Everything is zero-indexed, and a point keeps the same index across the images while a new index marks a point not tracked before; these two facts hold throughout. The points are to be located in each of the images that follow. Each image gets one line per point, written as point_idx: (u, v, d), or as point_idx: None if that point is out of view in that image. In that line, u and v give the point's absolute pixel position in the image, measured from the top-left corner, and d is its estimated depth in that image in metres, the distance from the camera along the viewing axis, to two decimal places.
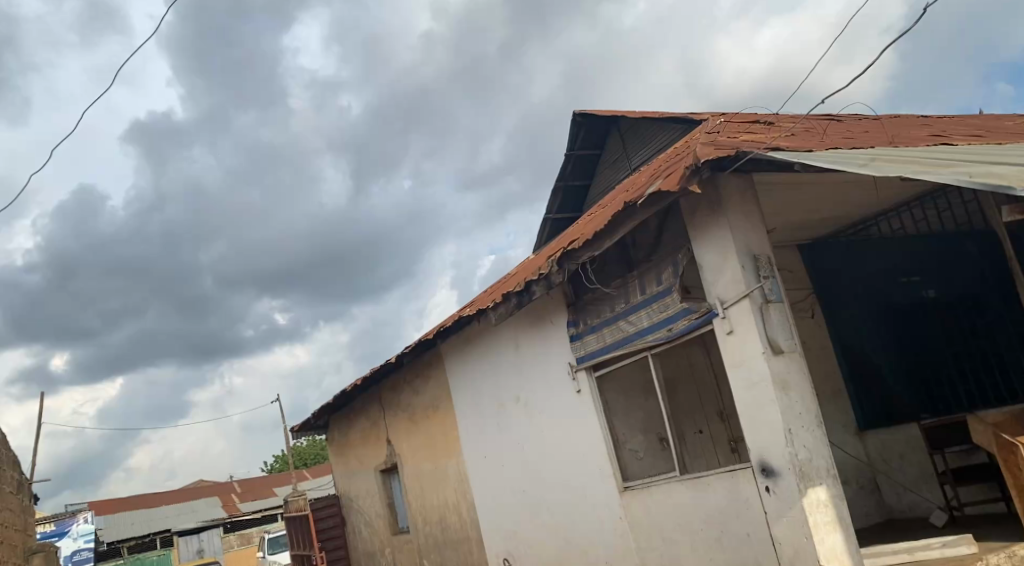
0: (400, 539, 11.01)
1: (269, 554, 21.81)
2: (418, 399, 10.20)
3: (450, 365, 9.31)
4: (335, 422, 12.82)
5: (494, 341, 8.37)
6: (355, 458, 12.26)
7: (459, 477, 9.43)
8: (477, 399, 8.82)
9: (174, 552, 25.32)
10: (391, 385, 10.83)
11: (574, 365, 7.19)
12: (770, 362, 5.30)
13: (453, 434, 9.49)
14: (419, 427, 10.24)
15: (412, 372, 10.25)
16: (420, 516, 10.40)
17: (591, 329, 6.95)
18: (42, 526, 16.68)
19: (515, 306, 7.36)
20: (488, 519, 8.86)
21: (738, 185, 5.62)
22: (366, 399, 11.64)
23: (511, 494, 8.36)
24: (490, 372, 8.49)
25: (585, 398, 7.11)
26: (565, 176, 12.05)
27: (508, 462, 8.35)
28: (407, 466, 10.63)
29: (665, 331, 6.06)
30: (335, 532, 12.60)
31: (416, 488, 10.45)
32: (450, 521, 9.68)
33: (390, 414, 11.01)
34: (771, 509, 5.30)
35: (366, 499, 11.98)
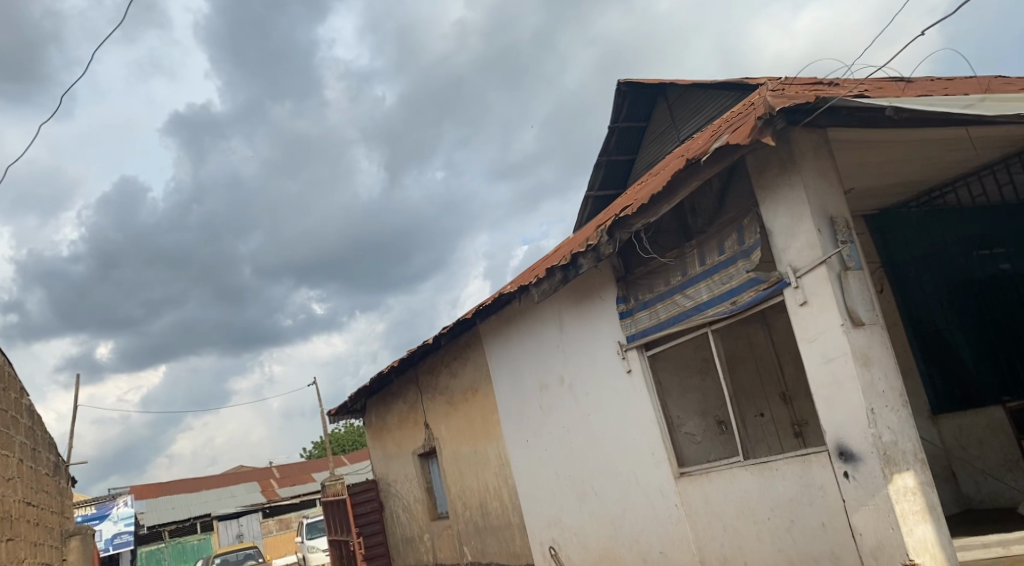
0: (439, 524, 10.70)
1: (308, 539, 21.77)
2: (457, 381, 9.82)
3: (490, 346, 8.88)
4: (372, 406, 12.54)
5: (537, 320, 7.87)
6: (393, 442, 11.97)
7: (501, 461, 9.04)
8: (518, 380, 8.38)
9: (214, 537, 25.72)
10: (429, 366, 10.47)
11: (624, 343, 6.69)
12: (850, 335, 4.78)
13: (493, 417, 9.09)
14: (458, 410, 9.86)
15: (450, 353, 9.86)
16: (460, 502, 10.06)
17: (643, 305, 6.44)
18: (83, 508, 16.78)
19: (558, 282, 6.82)
20: (531, 505, 8.46)
21: (813, 142, 5.11)
22: (404, 381, 11.31)
23: (555, 480, 7.94)
24: (532, 351, 8.04)
25: (636, 378, 6.62)
26: (608, 150, 11.54)
27: (552, 446, 7.91)
28: (446, 450, 10.28)
29: (728, 304, 5.56)
30: (372, 517, 12.34)
31: (455, 473, 10.10)
32: (492, 507, 9.31)
33: (428, 397, 10.66)
34: (851, 497, 4.79)
35: (404, 484, 11.69)
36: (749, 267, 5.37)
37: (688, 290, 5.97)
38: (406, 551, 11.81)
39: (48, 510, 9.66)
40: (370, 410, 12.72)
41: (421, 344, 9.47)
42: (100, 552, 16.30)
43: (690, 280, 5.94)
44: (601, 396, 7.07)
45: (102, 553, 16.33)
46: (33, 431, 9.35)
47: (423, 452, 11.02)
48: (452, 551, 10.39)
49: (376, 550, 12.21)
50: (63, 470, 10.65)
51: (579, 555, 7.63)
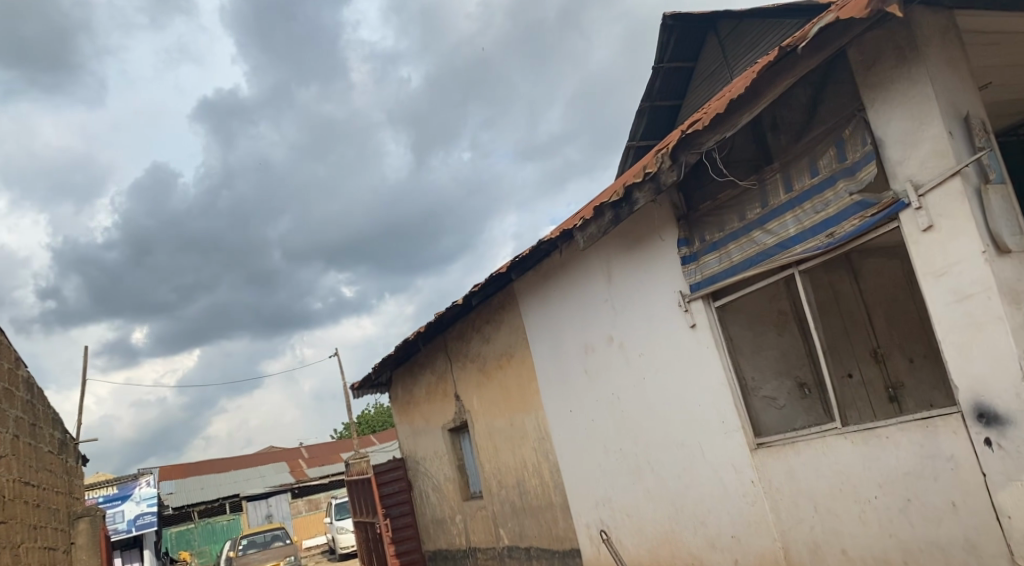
0: (472, 504, 9.86)
1: (336, 520, 21.17)
2: (490, 348, 8.90)
3: (527, 306, 7.95)
4: (399, 378, 11.73)
5: (580, 273, 6.91)
6: (421, 417, 11.13)
7: (541, 435, 8.11)
8: (560, 343, 7.45)
9: (244, 517, 25.20)
10: (459, 333, 9.58)
11: (686, 293, 5.71)
12: (994, 265, 3.74)
13: (531, 385, 8.17)
14: (492, 379, 8.98)
15: (482, 317, 8.94)
16: (495, 481, 9.19)
17: (711, 247, 5.44)
18: (105, 489, 16.28)
19: (609, 224, 5.83)
20: (575, 482, 7.56)
21: (939, 24, 4.04)
22: (432, 350, 10.45)
23: (604, 454, 7.01)
24: (575, 310, 7.10)
25: (701, 335, 5.64)
26: (652, 94, 10.50)
27: (601, 416, 6.98)
28: (478, 423, 9.42)
29: (821, 238, 4.53)
30: (400, 497, 11.56)
31: (489, 449, 9.23)
32: (530, 485, 8.42)
33: (458, 366, 9.79)
34: (994, 470, 3.78)
35: (434, 462, 10.86)
36: (853, 189, 4.35)
37: (769, 224, 4.95)
38: (436, 533, 11.01)
39: (52, 490, 9.11)
40: (397, 382, 11.90)
41: (450, 306, 8.58)
42: (122, 534, 15.80)
43: (773, 213, 4.93)
44: (658, 357, 6.10)
45: (125, 535, 15.83)
46: (33, 406, 8.75)
47: (453, 426, 10.17)
48: (486, 533, 9.55)
49: (405, 533, 11.45)
50: (71, 447, 10.11)
51: (633, 539, 6.71)
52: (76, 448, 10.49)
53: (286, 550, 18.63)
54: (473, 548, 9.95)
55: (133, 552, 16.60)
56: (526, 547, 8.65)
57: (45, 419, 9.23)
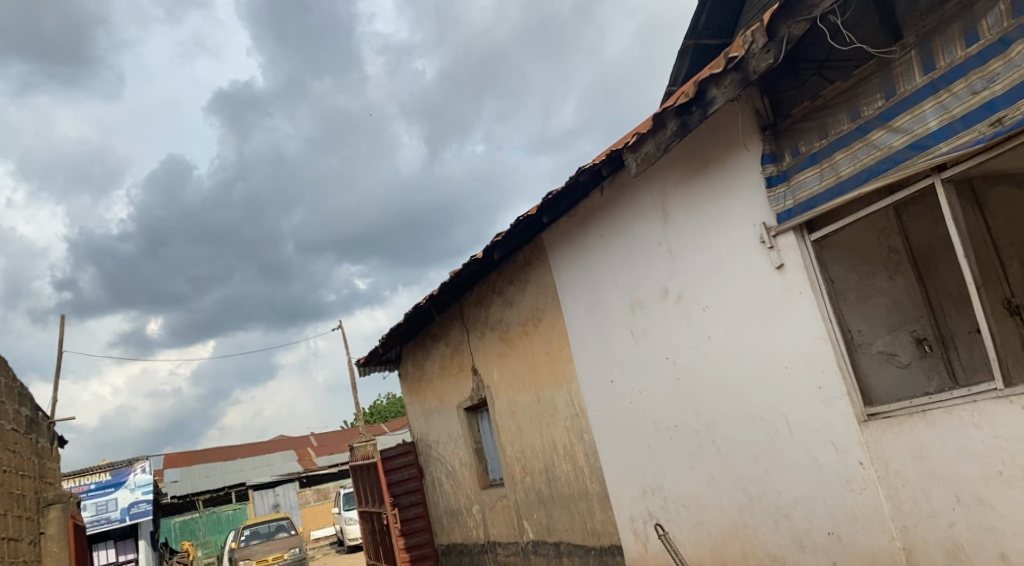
0: (492, 493, 8.71)
1: (344, 510, 20.14)
2: (514, 313, 7.73)
3: (559, 260, 6.74)
4: (410, 353, 10.60)
5: (628, 213, 5.70)
6: (434, 396, 9.98)
7: (574, 411, 6.93)
8: (600, 302, 6.26)
9: (250, 506, 24.22)
10: (478, 298, 8.40)
11: (772, 225, 4.49)
12: None
13: (563, 353, 6.99)
14: (515, 349, 7.81)
15: (505, 278, 7.76)
16: (518, 466, 8.03)
17: (809, 160, 4.21)
18: (97, 475, 15.16)
19: (671, 138, 4.60)
20: (616, 468, 6.39)
21: None
22: (446, 319, 9.29)
23: (654, 432, 5.84)
24: (620, 259, 5.90)
25: (791, 278, 4.41)
26: (697, 30, 9.24)
27: (651, 388, 5.79)
28: (500, 401, 8.26)
29: (983, 127, 3.30)
30: (411, 484, 10.42)
31: (511, 430, 8.07)
32: (559, 472, 7.25)
33: (475, 336, 8.63)
34: None
35: (448, 445, 9.72)
36: None
37: (896, 121, 3.72)
38: (450, 525, 9.87)
39: (15, 474, 8.03)
40: (407, 358, 10.77)
41: (468, 261, 7.38)
42: (116, 523, 14.85)
43: (904, 104, 3.70)
44: (730, 310, 4.89)
45: (119, 524, 14.88)
46: None
47: (470, 404, 9.02)
48: (508, 526, 8.39)
49: (416, 525, 10.33)
50: (42, 426, 9.06)
51: (691, 534, 5.53)
52: (50, 428, 9.43)
53: (292, 541, 17.57)
54: (492, 543, 8.80)
55: (128, 542, 15.55)
56: (555, 543, 7.48)
57: (8, 392, 8.15)
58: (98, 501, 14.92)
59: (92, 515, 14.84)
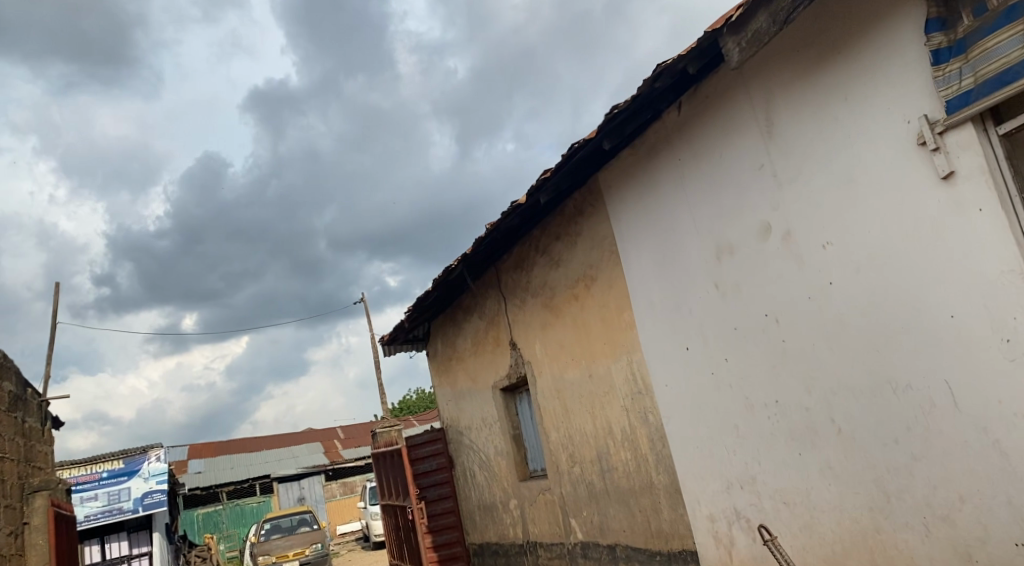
0: (532, 486, 7.58)
1: (370, 504, 19.20)
2: (560, 275, 6.56)
3: (617, 205, 5.56)
4: (439, 328, 9.52)
5: (715, 133, 4.52)
6: (467, 376, 8.87)
7: (635, 387, 5.74)
8: (671, 251, 5.07)
9: (274, 499, 23.37)
10: (518, 260, 7.25)
11: (937, 118, 3.28)
12: None
13: (621, 320, 5.81)
14: (563, 318, 6.67)
15: (551, 233, 6.59)
16: (564, 455, 6.88)
17: (1001, 19, 3.05)
18: (109, 463, 14.29)
19: (795, 4, 3.45)
20: (690, 458, 5.21)
21: None
22: (480, 288, 8.17)
23: (744, 410, 4.64)
24: (702, 193, 4.71)
25: (966, 192, 3.23)
26: None
27: (740, 357, 4.60)
28: (543, 379, 7.12)
29: None
30: (440, 476, 9.35)
31: (557, 411, 6.92)
32: (616, 460, 6.08)
33: (514, 306, 7.51)
34: None
35: (482, 432, 8.61)
36: None
37: None
38: (483, 522, 8.75)
39: None
40: (436, 335, 9.68)
41: (508, 210, 6.20)
42: (129, 514, 13.98)
43: None
44: (865, 243, 3.69)
45: (132, 515, 14.01)
46: None
47: (508, 384, 7.90)
48: (551, 525, 7.23)
49: (444, 521, 9.25)
50: (29, 405, 8.14)
51: (795, 541, 4.34)
52: (42, 408, 8.52)
53: (314, 536, 16.61)
54: (532, 543, 7.65)
55: (143, 534, 14.71)
56: (609, 546, 6.30)
57: None
58: (110, 490, 14.01)
59: (103, 505, 13.87)
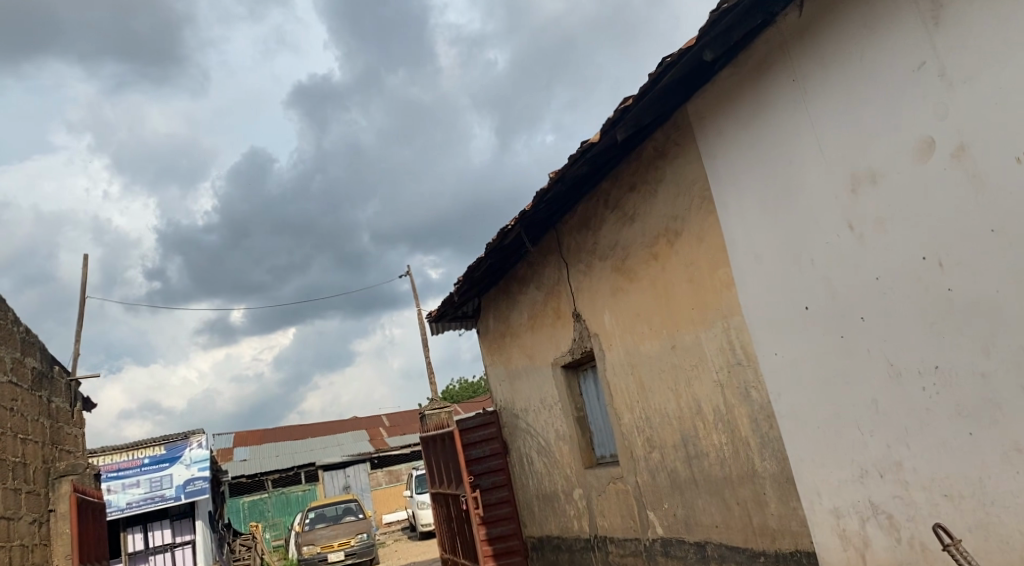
0: (599, 475, 6.73)
1: (416, 494, 18.56)
2: (635, 232, 5.63)
3: (713, 139, 4.68)
4: (491, 303, 8.72)
5: (853, 34, 3.64)
6: (523, 354, 8.04)
7: (733, 357, 4.82)
8: (786, 188, 4.18)
9: (320, 487, 22.95)
10: (582, 219, 6.34)
11: None
12: None
13: (713, 280, 4.88)
14: (636, 282, 5.74)
15: (623, 183, 5.67)
16: (639, 439, 6.02)
17: None
18: (151, 449, 13.82)
19: None
20: (809, 439, 4.30)
21: None
22: (537, 254, 7.30)
23: (888, 380, 3.72)
24: (831, 111, 3.81)
25: None
26: None
27: (883, 313, 3.70)
28: (613, 354, 6.23)
29: None
30: (493, 463, 8.58)
31: (631, 390, 6.04)
32: (708, 444, 5.20)
33: (577, 272, 6.63)
34: None
35: (541, 414, 7.78)
36: None
37: None
38: (543, 514, 7.94)
39: (14, 437, 6.51)
40: (487, 310, 8.88)
41: (576, 154, 5.31)
42: (171, 502, 13.58)
43: None
44: None
45: (174, 503, 13.60)
46: None
47: (571, 361, 7.04)
48: (624, 518, 6.39)
49: (499, 512, 8.47)
50: (57, 384, 7.60)
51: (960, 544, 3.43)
52: (71, 388, 7.98)
53: (359, 525, 15.99)
54: (601, 538, 6.82)
55: (185, 522, 14.29)
56: (698, 544, 5.44)
57: (5, 335, 6.59)
58: (152, 477, 13.59)
59: (145, 492, 13.49)
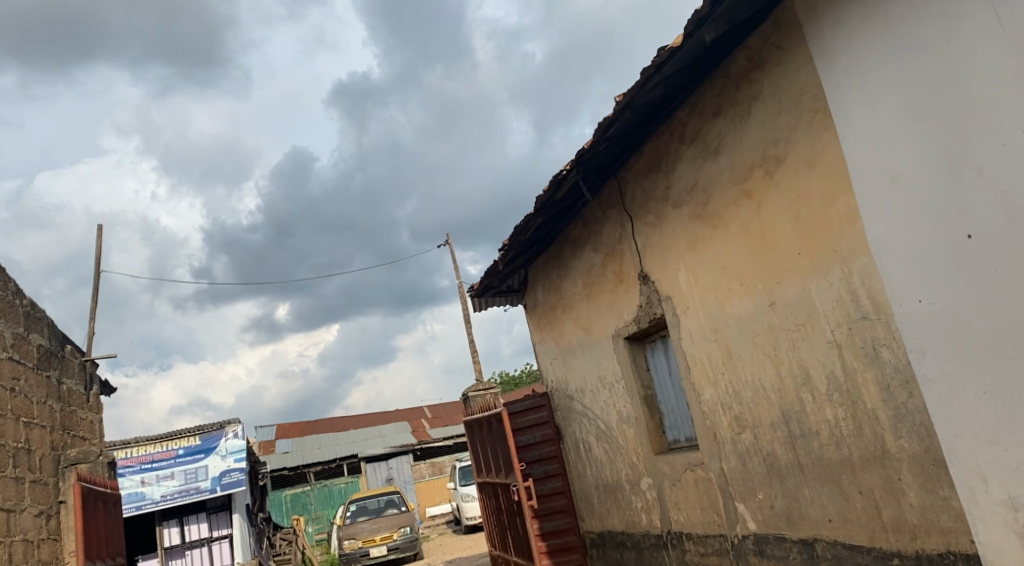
0: (673, 463, 5.80)
1: (460, 486, 17.82)
2: (720, 167, 4.68)
3: (829, 34, 3.74)
4: (540, 272, 7.82)
5: None
6: (578, 327, 7.13)
7: (857, 310, 3.84)
8: (944, 81, 3.26)
9: (362, 479, 22.33)
10: (651, 161, 5.40)
11: None
12: None
13: (829, 215, 3.91)
14: (720, 229, 4.79)
15: (703, 109, 4.72)
16: (725, 418, 5.07)
17: None
18: (185, 439, 13.22)
19: None
20: (970, 409, 3.32)
21: None
22: (594, 209, 6.38)
23: None
24: None
25: None
26: None
27: None
28: (689, 319, 5.28)
29: None
30: (546, 450, 7.70)
31: (714, 361, 5.09)
32: (819, 420, 4.23)
33: (643, 226, 5.69)
34: None
35: (599, 394, 6.87)
36: None
37: None
38: (604, 507, 7.04)
39: (15, 421, 5.79)
40: (535, 281, 7.98)
41: (651, 69, 4.36)
42: (206, 494, 13.01)
43: None
44: None
45: (210, 495, 13.06)
46: None
47: (637, 331, 6.10)
48: (705, 511, 5.45)
49: (553, 504, 7.59)
50: (69, 364, 6.95)
51: None
52: (85, 369, 7.34)
53: (401, 519, 15.26)
54: (676, 535, 5.89)
55: (222, 516, 13.71)
56: (804, 543, 4.47)
57: (4, 307, 5.88)
58: (186, 468, 13.06)
59: (180, 484, 12.97)
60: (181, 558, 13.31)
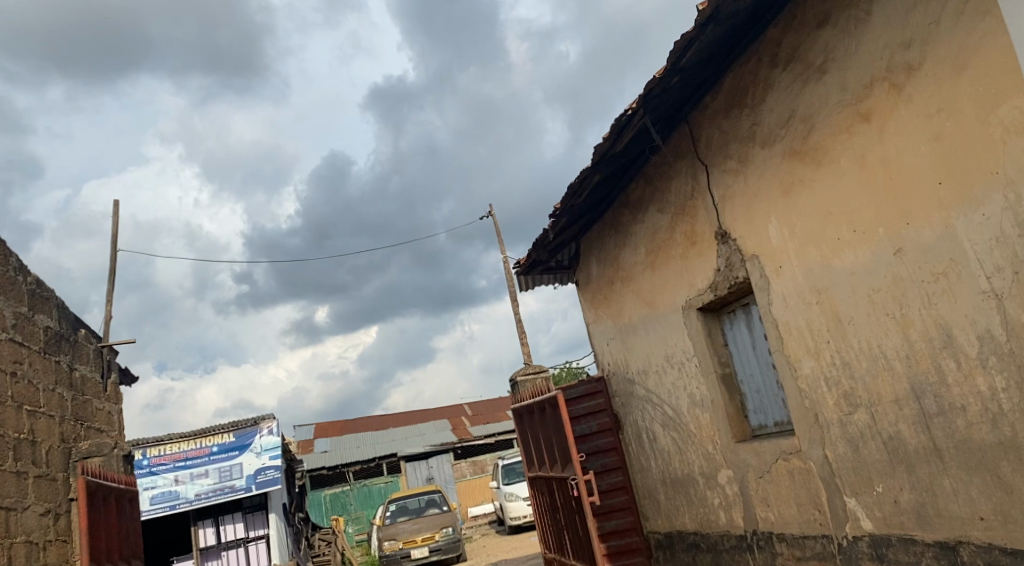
0: (760, 451, 4.96)
1: (504, 485, 17.05)
2: (825, 90, 3.85)
3: None
4: (593, 243, 7.03)
5: None
6: (640, 301, 6.33)
7: None
8: None
9: (402, 479, 21.78)
10: (731, 96, 4.58)
11: None
12: None
13: (986, 129, 3.06)
14: (827, 167, 3.95)
15: (803, 21, 3.90)
16: (830, 396, 4.23)
17: None
18: (218, 436, 12.68)
19: None
20: None
21: None
22: (659, 162, 5.57)
23: None
24: None
25: None
26: None
27: None
28: (783, 280, 4.45)
29: None
30: (603, 440, 6.92)
31: (816, 327, 4.25)
32: (966, 394, 3.38)
33: (721, 175, 4.87)
34: None
35: (666, 375, 6.05)
36: None
37: None
38: (673, 504, 6.22)
39: (19, 409, 5.22)
40: (588, 254, 7.18)
41: None
42: (241, 493, 12.52)
43: None
44: None
45: (245, 494, 12.55)
46: None
47: (713, 301, 5.28)
48: (803, 507, 4.61)
49: (613, 501, 6.78)
50: (82, 350, 6.39)
51: None
52: (102, 356, 6.77)
53: (443, 519, 14.59)
54: (764, 536, 5.06)
55: (258, 516, 13.17)
56: (942, 546, 3.62)
57: (6, 284, 5.31)
58: (221, 466, 12.55)
59: (214, 483, 12.47)
60: (217, 559, 12.80)
